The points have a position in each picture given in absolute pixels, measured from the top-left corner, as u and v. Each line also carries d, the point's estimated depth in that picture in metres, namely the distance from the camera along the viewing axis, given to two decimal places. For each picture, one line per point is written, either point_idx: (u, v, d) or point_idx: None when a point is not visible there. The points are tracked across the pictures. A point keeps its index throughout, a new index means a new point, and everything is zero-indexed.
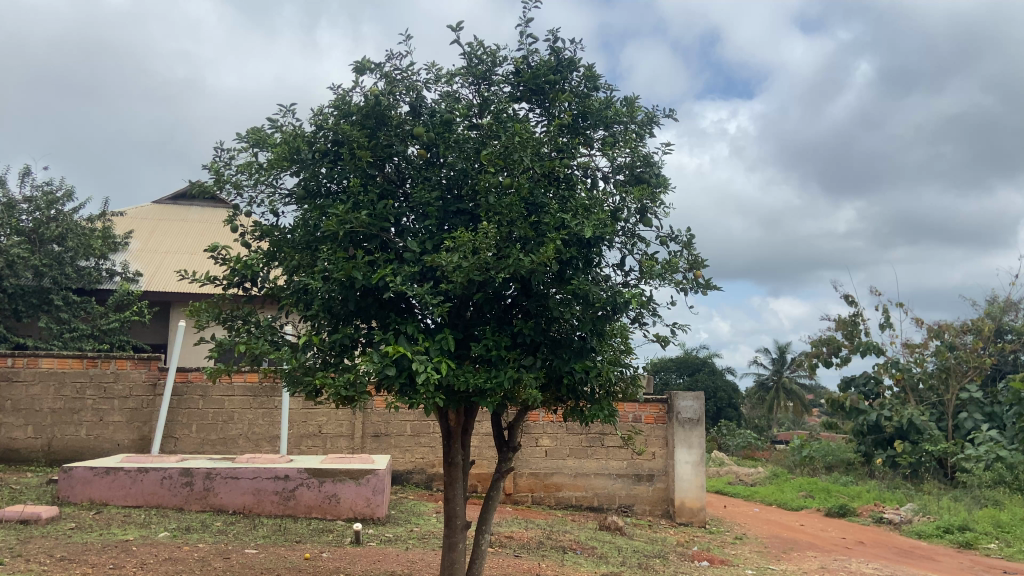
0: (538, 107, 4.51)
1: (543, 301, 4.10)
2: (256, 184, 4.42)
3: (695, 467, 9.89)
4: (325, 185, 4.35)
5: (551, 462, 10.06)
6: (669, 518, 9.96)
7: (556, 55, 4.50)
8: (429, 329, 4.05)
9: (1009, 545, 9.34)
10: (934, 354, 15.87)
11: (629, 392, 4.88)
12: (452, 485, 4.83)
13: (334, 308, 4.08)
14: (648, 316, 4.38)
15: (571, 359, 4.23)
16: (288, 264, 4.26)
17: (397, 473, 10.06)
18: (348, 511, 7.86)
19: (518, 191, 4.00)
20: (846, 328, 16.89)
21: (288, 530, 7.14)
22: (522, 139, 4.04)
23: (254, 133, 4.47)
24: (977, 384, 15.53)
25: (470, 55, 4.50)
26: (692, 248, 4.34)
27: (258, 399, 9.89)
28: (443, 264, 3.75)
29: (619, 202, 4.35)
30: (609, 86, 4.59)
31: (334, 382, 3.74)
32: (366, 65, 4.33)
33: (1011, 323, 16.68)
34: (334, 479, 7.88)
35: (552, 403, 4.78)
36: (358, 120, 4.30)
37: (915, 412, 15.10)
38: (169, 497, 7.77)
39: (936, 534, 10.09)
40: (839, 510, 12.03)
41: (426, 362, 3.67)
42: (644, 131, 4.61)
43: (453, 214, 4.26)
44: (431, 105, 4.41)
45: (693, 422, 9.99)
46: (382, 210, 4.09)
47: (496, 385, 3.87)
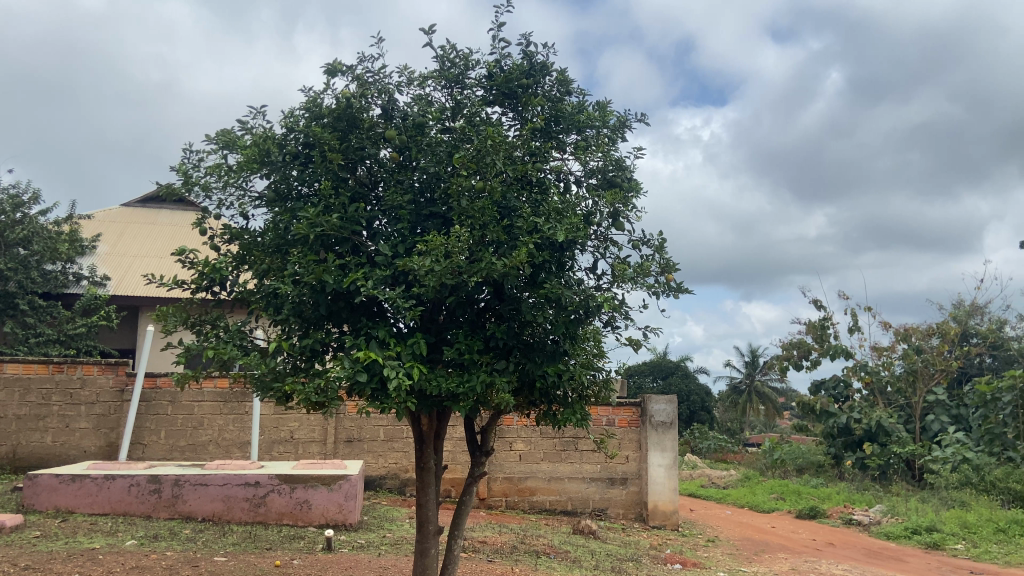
0: (511, 110, 4.53)
1: (515, 305, 4.09)
2: (225, 188, 4.38)
3: (668, 471, 9.95)
4: (296, 188, 4.31)
5: (524, 466, 10.07)
6: (642, 521, 9.98)
7: (528, 59, 4.49)
8: (401, 334, 4.02)
9: (975, 546, 9.49)
10: (902, 357, 16.15)
11: (601, 396, 4.88)
12: (424, 489, 4.80)
13: (305, 312, 4.06)
14: (620, 320, 4.41)
15: (545, 362, 4.20)
16: (258, 267, 4.23)
17: (370, 478, 10.00)
18: (319, 517, 7.76)
19: (491, 195, 4.00)
20: (816, 332, 17.11)
21: (258, 538, 7.05)
22: (494, 142, 4.03)
23: (223, 134, 4.43)
24: (943, 386, 15.80)
25: (443, 59, 4.50)
26: (663, 252, 4.36)
27: (228, 404, 9.78)
28: (415, 268, 3.73)
29: (591, 206, 4.38)
30: (582, 91, 4.60)
31: (303, 389, 3.73)
32: (338, 67, 4.30)
33: (975, 327, 17.05)
34: (306, 484, 7.79)
35: (525, 407, 4.76)
36: (330, 122, 4.27)
37: (883, 415, 15.32)
38: (136, 504, 7.64)
39: (905, 535, 10.24)
40: (809, 511, 12.17)
41: (397, 368, 3.64)
42: (615, 136, 4.64)
43: (426, 217, 4.24)
44: (403, 108, 4.39)
45: (666, 425, 10.07)
46: (353, 213, 4.05)
47: (468, 389, 3.85)
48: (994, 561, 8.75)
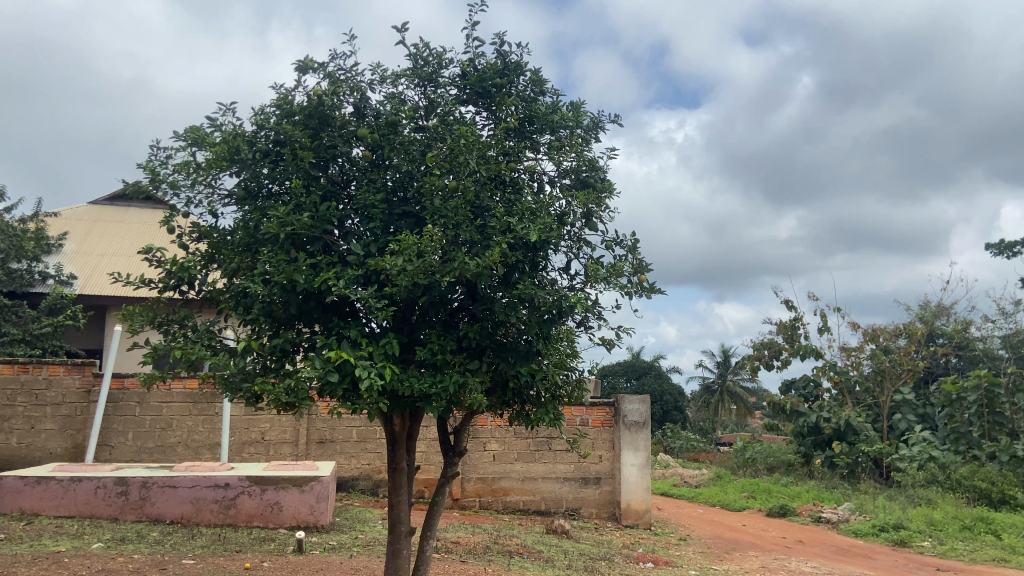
0: (485, 110, 4.51)
1: (488, 305, 4.08)
2: (194, 185, 4.31)
3: (641, 470, 9.98)
4: (266, 186, 4.26)
5: (498, 466, 10.06)
6: (615, 521, 10.01)
7: (502, 59, 4.49)
8: (373, 334, 3.98)
9: (941, 543, 9.64)
10: (870, 358, 16.37)
11: (574, 396, 4.88)
12: (396, 490, 4.76)
13: (275, 313, 4.01)
14: (593, 320, 4.42)
15: (518, 362, 4.19)
16: (227, 266, 4.17)
17: (342, 479, 9.92)
18: (290, 519, 7.68)
19: (464, 194, 3.98)
20: (787, 332, 17.29)
21: (228, 540, 6.95)
22: (468, 141, 4.01)
23: (192, 131, 4.36)
24: (910, 386, 16.05)
25: (416, 57, 4.48)
26: (636, 253, 4.37)
27: (198, 405, 9.65)
28: (388, 268, 3.70)
29: (564, 206, 4.38)
30: (555, 91, 4.60)
31: (273, 389, 3.68)
32: (310, 64, 4.26)
33: (942, 328, 17.35)
34: (276, 486, 7.70)
35: (497, 407, 4.75)
36: (301, 120, 4.22)
37: (852, 414, 15.53)
38: (103, 507, 7.51)
39: (872, 532, 10.38)
40: (780, 510, 12.29)
41: (369, 368, 3.61)
42: (589, 136, 4.65)
43: (399, 217, 4.21)
44: (376, 106, 4.36)
45: (639, 424, 10.11)
46: (325, 212, 4.01)
47: (440, 389, 3.83)
48: (960, 558, 8.88)
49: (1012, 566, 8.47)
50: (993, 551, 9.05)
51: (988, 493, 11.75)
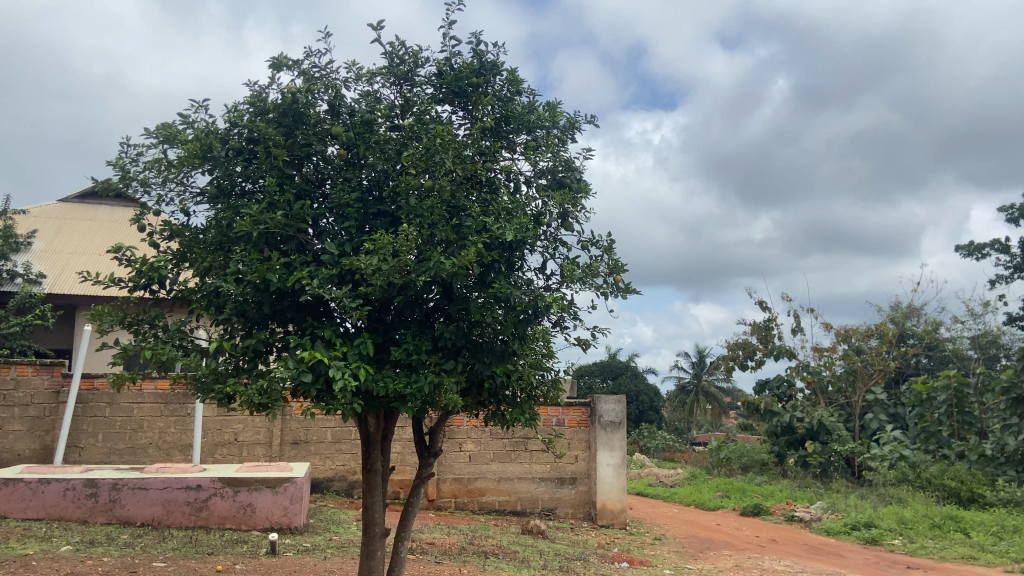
0: (461, 109, 4.50)
1: (464, 305, 4.07)
2: (165, 183, 4.25)
3: (616, 470, 10.03)
4: (239, 184, 4.21)
5: (474, 467, 10.04)
6: (590, 521, 10.03)
7: (478, 58, 4.47)
8: (348, 334, 3.95)
9: (911, 541, 9.76)
10: (842, 358, 16.56)
11: (550, 396, 4.88)
12: (371, 492, 4.72)
13: (248, 313, 3.97)
14: (569, 320, 4.43)
15: (493, 362, 4.18)
16: (199, 265, 4.12)
17: (317, 481, 9.84)
18: (264, 521, 7.60)
19: (440, 194, 3.96)
20: (761, 333, 17.44)
21: (200, 542, 6.86)
22: (444, 140, 4.00)
23: (163, 128, 4.30)
24: (881, 385, 16.26)
25: (392, 55, 4.45)
26: (612, 253, 4.39)
27: (169, 406, 9.52)
28: (362, 267, 3.67)
29: (541, 206, 4.38)
30: (532, 91, 4.60)
31: (246, 390, 3.64)
32: (284, 61, 4.22)
33: (912, 329, 17.61)
34: (249, 488, 7.62)
35: (473, 407, 4.73)
36: (275, 117, 4.18)
37: (825, 413, 15.70)
38: (72, 509, 7.40)
39: (844, 531, 10.51)
40: (753, 509, 12.38)
41: (343, 369, 3.58)
42: (565, 137, 4.65)
43: (374, 216, 4.18)
44: (351, 104, 4.32)
45: (615, 425, 10.15)
46: (299, 211, 3.97)
47: (415, 390, 3.81)
48: (930, 556, 9.00)
49: (981, 564, 8.60)
50: (963, 549, 9.18)
51: (957, 491, 11.93)
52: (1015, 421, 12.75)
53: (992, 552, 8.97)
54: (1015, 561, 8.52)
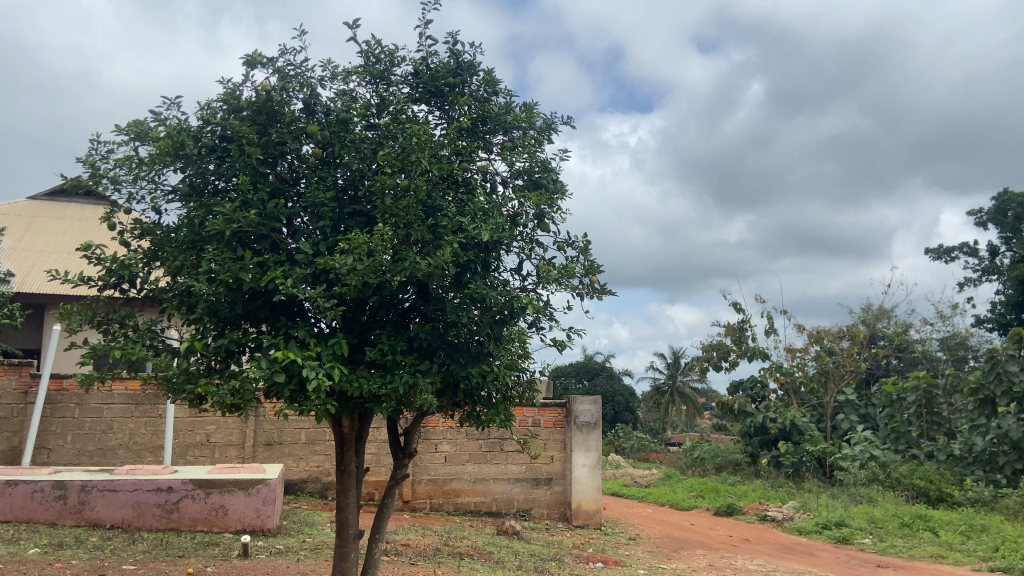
0: (437, 109, 4.49)
1: (440, 305, 4.05)
2: (136, 180, 4.20)
3: (592, 470, 10.04)
4: (212, 182, 4.16)
5: (449, 468, 10.01)
6: (565, 521, 10.05)
7: (455, 58, 4.47)
8: (322, 334, 3.92)
9: (881, 540, 9.88)
10: (815, 359, 16.75)
11: (526, 397, 4.88)
12: (345, 493, 4.69)
13: (220, 312, 3.93)
14: (545, 321, 4.44)
15: (469, 363, 4.18)
16: (171, 264, 4.06)
17: (290, 482, 9.76)
18: (236, 523, 7.52)
19: (416, 193, 3.94)
20: (735, 334, 17.59)
21: (171, 545, 6.77)
22: (420, 140, 3.98)
23: (135, 125, 4.24)
24: (852, 386, 16.47)
25: (368, 54, 4.43)
26: (588, 254, 4.40)
27: (140, 407, 9.39)
28: (337, 267, 3.65)
29: (517, 207, 4.38)
30: (508, 92, 4.60)
31: (217, 391, 3.59)
32: (258, 59, 4.18)
33: (883, 330, 17.86)
34: (221, 490, 7.53)
35: (449, 408, 4.72)
36: (249, 115, 4.14)
37: (797, 414, 15.88)
38: (40, 511, 7.27)
39: (816, 530, 10.62)
40: (726, 509, 12.47)
41: (317, 369, 3.55)
42: (542, 137, 4.65)
43: (349, 215, 4.15)
44: (326, 103, 4.29)
45: (591, 425, 10.15)
46: (273, 210, 3.93)
47: (390, 390, 3.79)
48: (900, 555, 9.12)
49: (949, 562, 8.72)
50: (931, 547, 9.32)
51: (926, 491, 12.12)
52: (982, 422, 13.00)
53: (959, 550, 9.11)
54: (982, 559, 8.66)
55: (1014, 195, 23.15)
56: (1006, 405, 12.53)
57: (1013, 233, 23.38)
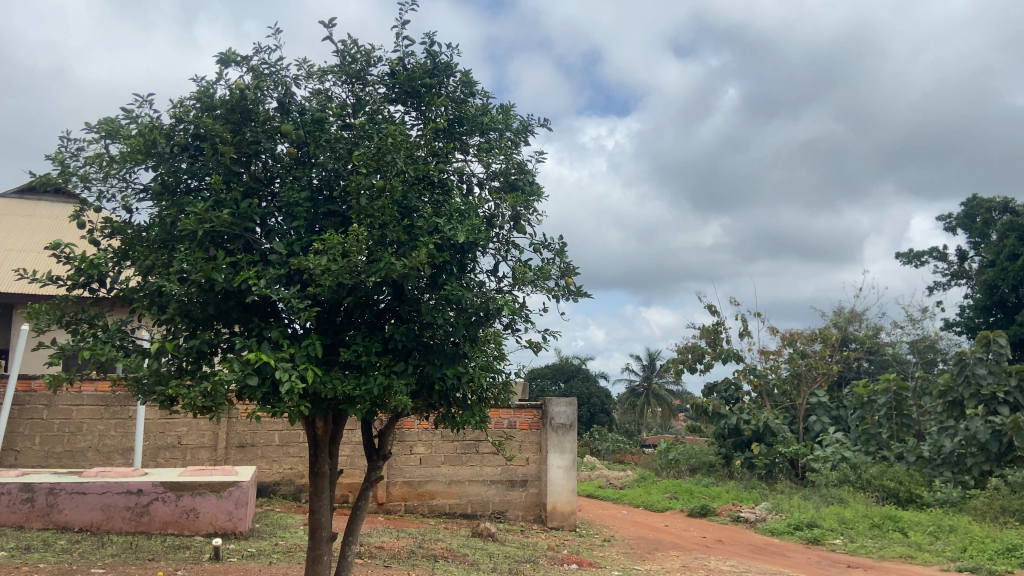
0: (414, 110, 4.47)
1: (415, 306, 4.04)
2: (106, 178, 4.14)
3: (567, 472, 10.06)
4: (184, 181, 4.11)
5: (424, 470, 9.98)
6: (540, 523, 10.06)
7: (432, 59, 4.46)
8: (296, 335, 3.89)
9: (852, 540, 10.01)
10: (787, 361, 16.93)
11: (501, 398, 4.88)
12: (318, 495, 4.65)
13: (192, 313, 3.88)
14: (521, 323, 4.44)
15: (444, 364, 4.16)
16: (142, 264, 4.01)
17: (263, 485, 9.67)
18: (207, 526, 7.43)
19: (392, 194, 3.93)
20: (709, 336, 17.73)
21: (140, 548, 6.68)
22: (395, 140, 3.97)
23: (106, 123, 4.18)
24: (824, 389, 16.66)
25: (344, 54, 4.41)
26: (564, 256, 4.41)
27: (110, 409, 9.24)
28: (311, 268, 3.62)
29: (493, 208, 4.38)
30: (485, 93, 4.60)
31: (188, 393, 3.55)
32: (232, 57, 4.14)
33: (855, 333, 18.09)
34: (193, 492, 7.43)
35: (423, 410, 4.70)
36: (222, 114, 4.09)
37: (770, 416, 16.02)
38: (7, 514, 7.15)
39: (788, 531, 10.73)
40: (700, 510, 12.57)
41: (290, 370, 3.52)
42: (518, 139, 4.66)
43: (324, 216, 4.12)
44: (301, 102, 4.26)
45: (566, 427, 10.17)
46: (246, 210, 3.89)
47: (364, 392, 3.76)
48: (870, 555, 9.24)
49: (918, 562, 8.86)
50: (900, 548, 9.45)
51: (895, 492, 12.29)
52: (951, 423, 13.20)
53: (928, 551, 9.25)
54: (950, 559, 8.80)
55: (982, 201, 23.59)
56: (974, 407, 12.74)
57: (981, 238, 23.79)
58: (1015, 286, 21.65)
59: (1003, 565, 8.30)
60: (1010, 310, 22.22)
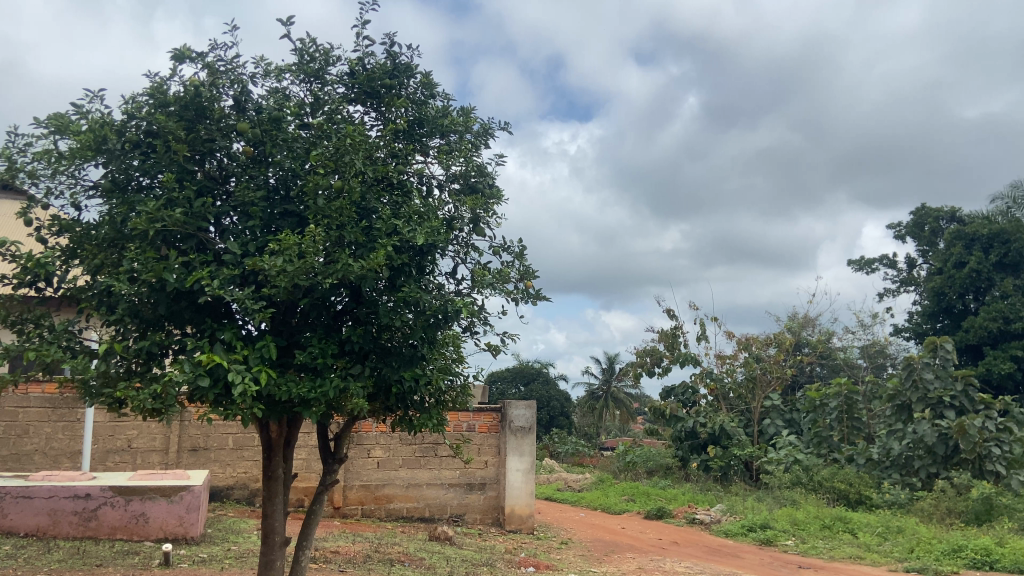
0: (374, 110, 4.45)
1: (373, 308, 4.01)
2: (55, 175, 4.03)
3: (525, 475, 10.07)
4: (136, 178, 4.02)
5: (382, 473, 9.90)
6: (498, 526, 10.05)
7: (392, 60, 4.44)
8: (250, 336, 3.83)
9: (803, 541, 10.21)
10: (743, 365, 17.21)
11: (458, 401, 4.88)
12: (271, 500, 4.58)
13: (143, 313, 3.80)
14: (479, 326, 4.45)
15: (401, 367, 4.12)
16: (90, 263, 3.91)
17: (216, 489, 9.50)
18: (157, 531, 7.27)
19: (350, 195, 3.89)
20: (668, 340, 17.91)
21: (88, 554, 6.52)
22: (354, 141, 3.93)
23: (55, 118, 4.08)
24: (778, 392, 16.96)
25: (302, 52, 4.36)
26: (523, 259, 4.42)
27: (58, 411, 8.99)
28: (266, 268, 3.57)
29: (452, 211, 4.37)
30: (446, 95, 4.59)
31: (137, 396, 3.46)
32: (186, 53, 4.07)
33: (808, 338, 18.45)
34: (143, 497, 7.27)
35: (380, 413, 4.65)
36: (176, 111, 4.01)
37: (725, 419, 16.24)
38: None
39: (741, 532, 10.90)
40: (656, 512, 12.70)
41: (243, 372, 3.46)
42: (478, 142, 4.66)
43: (280, 216, 4.07)
44: (257, 100, 4.19)
45: (525, 430, 10.18)
46: (200, 209, 3.82)
47: (320, 395, 3.72)
48: (820, 556, 9.43)
49: (867, 562, 9.06)
50: (850, 548, 9.67)
51: (846, 493, 12.57)
52: (899, 426, 13.53)
53: (876, 551, 9.48)
54: (897, 559, 9.02)
55: (930, 210, 24.27)
56: (921, 411, 13.06)
57: (929, 246, 24.46)
58: (961, 293, 22.29)
59: (949, 565, 8.52)
60: (957, 316, 22.88)
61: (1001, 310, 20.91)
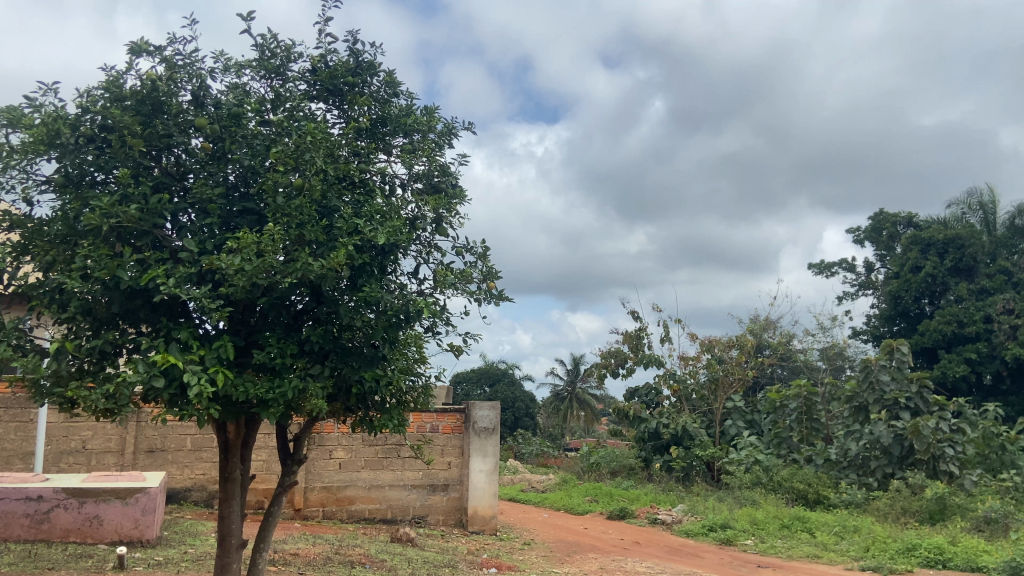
0: (336, 108, 4.42)
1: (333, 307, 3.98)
2: (6, 169, 3.93)
3: (489, 476, 10.05)
4: (91, 173, 3.94)
5: (344, 474, 9.82)
6: (461, 527, 10.02)
7: (355, 57, 4.41)
8: (207, 336, 3.77)
9: (762, 541, 10.34)
10: (706, 367, 17.39)
11: (420, 401, 4.85)
12: (229, 501, 4.52)
13: (96, 311, 3.72)
14: (441, 326, 4.44)
15: (362, 367, 4.09)
16: (41, 260, 3.82)
17: (174, 491, 9.34)
18: (111, 534, 7.12)
19: (310, 193, 3.85)
20: (632, 341, 18.04)
21: (39, 557, 6.36)
22: (315, 138, 3.89)
23: (8, 111, 3.97)
24: (740, 394, 17.18)
25: (263, 48, 4.32)
26: (486, 259, 4.42)
27: (9, 411, 8.76)
28: (223, 267, 3.52)
29: (415, 210, 4.34)
30: (409, 94, 4.57)
31: (89, 395, 3.39)
32: (143, 47, 4.00)
33: (769, 340, 18.71)
34: (97, 499, 7.11)
35: (340, 413, 4.61)
36: (132, 105, 3.94)
37: (687, 420, 16.41)
38: None
39: (702, 532, 11.02)
40: (619, 513, 12.78)
41: (199, 373, 3.41)
42: (442, 141, 4.64)
43: (238, 214, 4.02)
44: (216, 96, 4.13)
45: (488, 431, 10.15)
46: (156, 206, 3.75)
47: (278, 395, 3.68)
48: (779, 555, 9.56)
49: (824, 562, 9.20)
50: (808, 548, 9.82)
51: (804, 493, 12.77)
52: (856, 427, 13.78)
53: (833, 550, 9.63)
54: (854, 558, 9.17)
55: (888, 216, 24.79)
56: (877, 412, 13.30)
57: (887, 250, 24.97)
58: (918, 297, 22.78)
59: (903, 563, 8.68)
60: (913, 319, 23.38)
61: (956, 313, 21.41)
